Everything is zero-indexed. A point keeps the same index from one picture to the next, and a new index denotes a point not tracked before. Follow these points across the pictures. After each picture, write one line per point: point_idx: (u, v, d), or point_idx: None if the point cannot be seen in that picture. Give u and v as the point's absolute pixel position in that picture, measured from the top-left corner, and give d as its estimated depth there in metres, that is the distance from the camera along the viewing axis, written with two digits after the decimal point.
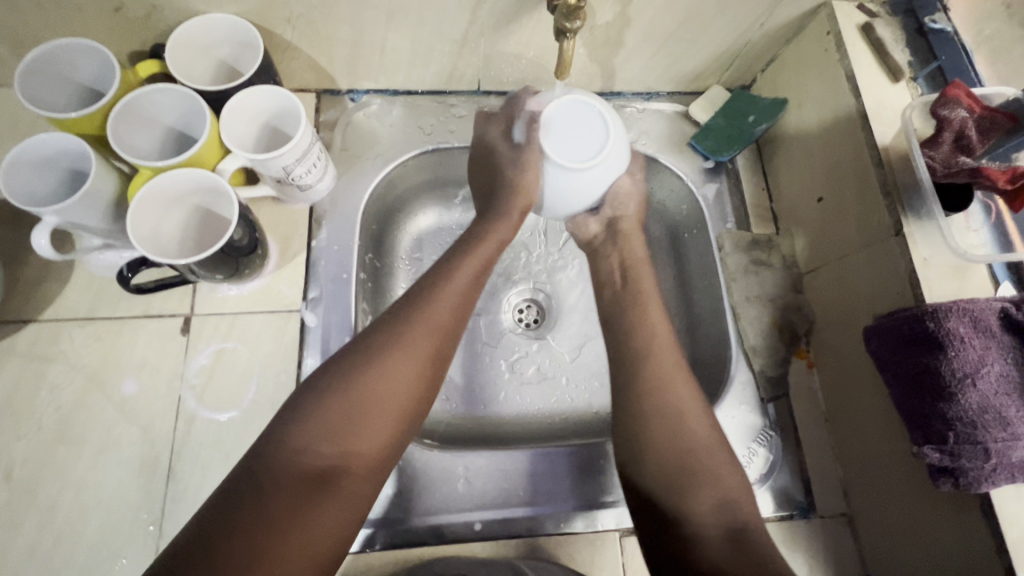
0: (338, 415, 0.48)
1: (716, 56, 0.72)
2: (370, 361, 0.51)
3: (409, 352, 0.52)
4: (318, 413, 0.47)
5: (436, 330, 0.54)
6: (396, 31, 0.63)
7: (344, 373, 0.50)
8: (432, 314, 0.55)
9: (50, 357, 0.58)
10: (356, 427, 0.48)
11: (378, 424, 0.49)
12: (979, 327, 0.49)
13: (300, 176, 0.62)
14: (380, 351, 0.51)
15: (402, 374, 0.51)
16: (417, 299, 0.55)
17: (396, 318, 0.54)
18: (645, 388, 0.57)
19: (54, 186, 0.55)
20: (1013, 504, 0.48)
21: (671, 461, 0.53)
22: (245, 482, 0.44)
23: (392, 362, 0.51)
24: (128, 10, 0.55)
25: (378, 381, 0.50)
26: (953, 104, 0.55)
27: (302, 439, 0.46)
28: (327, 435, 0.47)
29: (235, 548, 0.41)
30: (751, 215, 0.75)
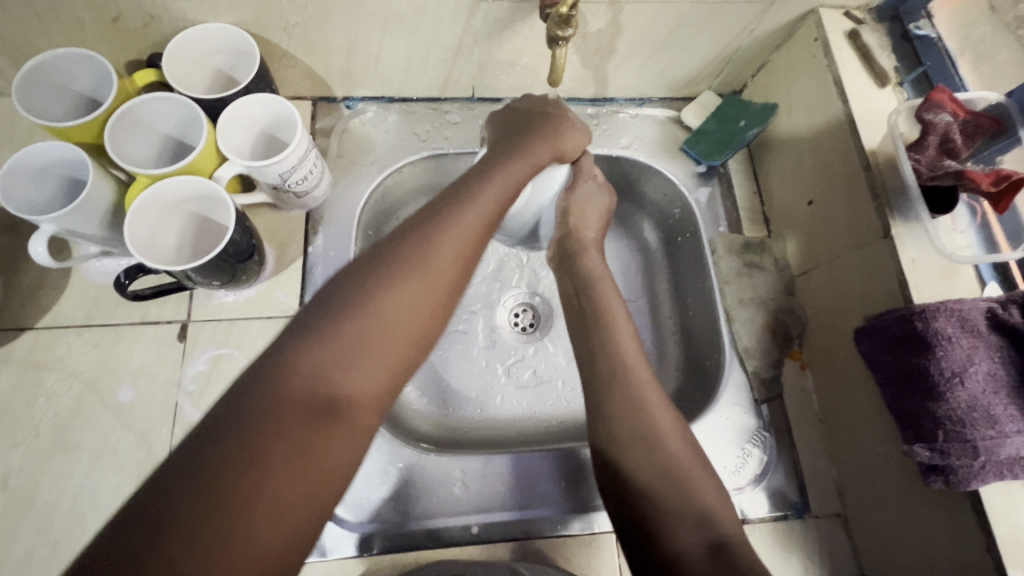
0: (350, 342, 0.43)
1: (707, 62, 0.73)
2: (385, 286, 0.45)
3: (427, 281, 0.47)
4: (330, 338, 0.42)
5: (455, 262, 0.49)
6: (391, 39, 0.64)
7: (357, 299, 0.44)
8: (450, 241, 0.49)
9: (47, 365, 0.59)
10: (370, 354, 0.43)
11: (392, 352, 0.44)
12: (966, 327, 0.50)
13: (297, 183, 0.62)
14: (396, 275, 0.46)
15: (418, 302, 0.46)
16: (436, 221, 0.50)
17: (412, 241, 0.48)
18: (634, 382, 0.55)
19: (51, 194, 0.56)
20: (1002, 501, 0.49)
21: (649, 463, 0.51)
22: (249, 406, 0.38)
23: (410, 290, 0.46)
24: (125, 20, 0.56)
25: (382, 305, 0.44)
26: (938, 108, 0.56)
27: (312, 364, 0.41)
28: (327, 364, 0.41)
29: (242, 477, 0.35)
30: (743, 218, 0.76)
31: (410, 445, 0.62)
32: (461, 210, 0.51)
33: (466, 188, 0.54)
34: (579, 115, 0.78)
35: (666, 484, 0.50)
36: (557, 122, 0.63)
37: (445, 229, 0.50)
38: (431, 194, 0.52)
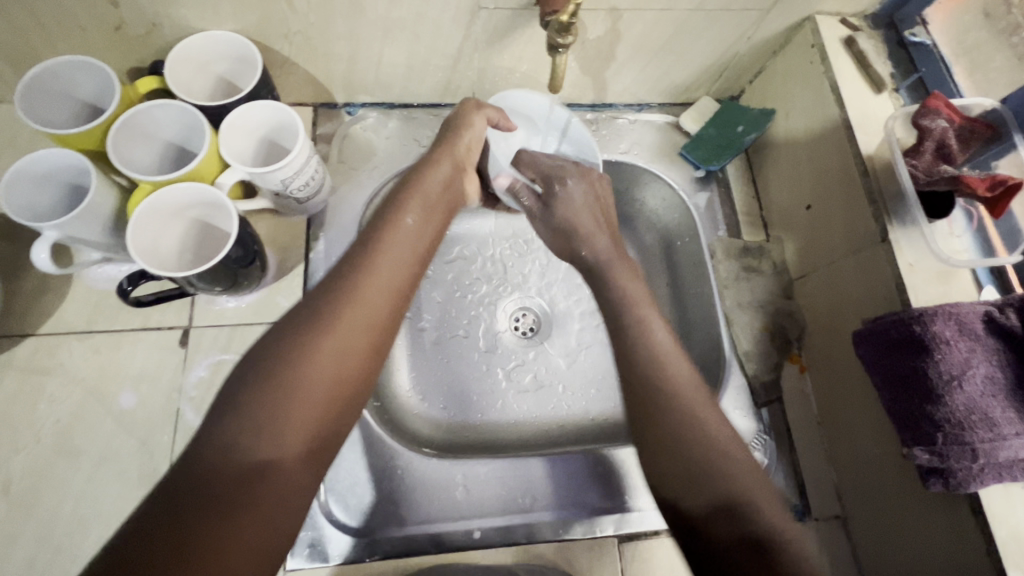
0: (269, 402, 0.40)
1: (705, 68, 0.74)
2: (302, 339, 0.43)
3: (349, 325, 0.45)
4: (246, 402, 0.40)
5: (377, 301, 0.47)
6: (391, 46, 0.64)
7: (274, 357, 0.42)
8: (371, 284, 0.48)
9: (49, 371, 0.59)
10: (292, 412, 0.41)
11: (317, 405, 0.42)
12: (964, 330, 0.51)
13: (298, 189, 0.62)
14: (315, 325, 0.44)
15: (344, 349, 0.44)
16: (358, 264, 0.48)
17: (334, 289, 0.46)
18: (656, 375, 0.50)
19: (53, 201, 0.56)
20: (1000, 503, 0.49)
21: (677, 453, 0.47)
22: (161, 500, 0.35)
23: (332, 338, 0.44)
24: (127, 28, 0.56)
25: (313, 361, 0.43)
26: (933, 115, 0.57)
27: (228, 434, 0.38)
28: (263, 428, 0.39)
29: (156, 574, 0.32)
30: (742, 223, 0.76)
31: (411, 449, 0.62)
32: (383, 252, 0.50)
33: (385, 226, 0.52)
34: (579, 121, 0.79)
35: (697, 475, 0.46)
36: (457, 120, 0.63)
37: (364, 269, 0.48)
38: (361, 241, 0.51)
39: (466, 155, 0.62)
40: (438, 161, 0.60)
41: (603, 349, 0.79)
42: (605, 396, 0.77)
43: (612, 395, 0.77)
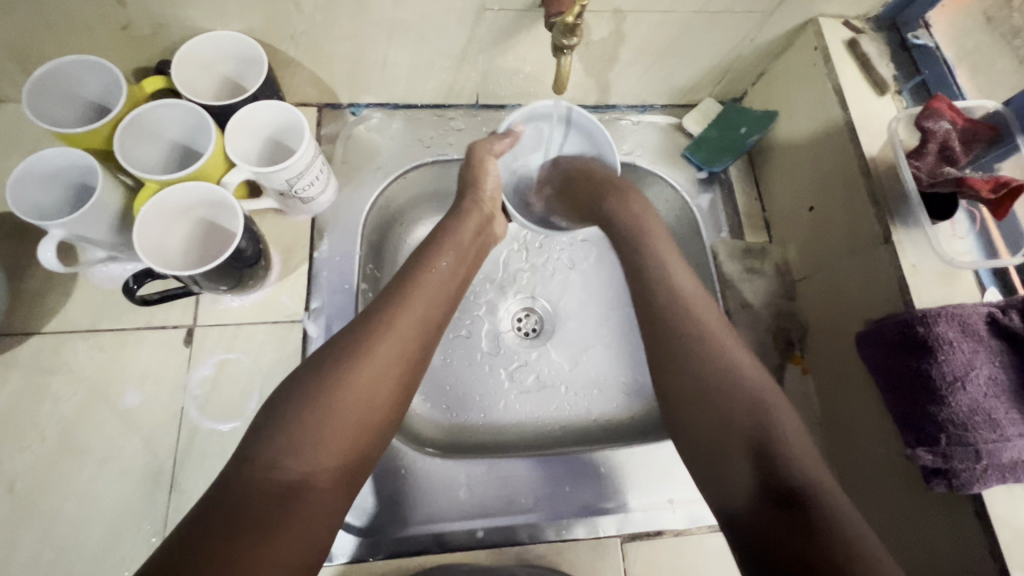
0: (309, 427, 0.45)
1: (708, 70, 0.74)
2: (339, 370, 0.48)
3: (382, 359, 0.50)
4: (288, 425, 0.45)
5: (408, 337, 0.52)
6: (396, 47, 0.64)
7: (315, 386, 0.47)
8: (402, 322, 0.53)
9: (54, 370, 0.59)
10: (327, 436, 0.46)
11: (350, 431, 0.47)
12: (967, 332, 0.51)
13: (303, 188, 0.63)
14: (351, 358, 0.49)
15: (376, 380, 0.49)
16: (392, 303, 0.53)
17: (368, 324, 0.51)
18: (696, 356, 0.53)
19: (59, 199, 0.56)
20: (1004, 504, 0.49)
21: (712, 419, 0.50)
22: (217, 503, 0.42)
23: (365, 370, 0.49)
24: (133, 28, 0.57)
25: (351, 389, 0.48)
26: (937, 116, 0.57)
27: (274, 453, 0.44)
28: (303, 448, 0.45)
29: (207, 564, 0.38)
30: (744, 224, 0.77)
31: (414, 449, 0.62)
32: (413, 292, 0.55)
33: (419, 269, 0.57)
34: None
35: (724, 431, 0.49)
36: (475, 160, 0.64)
37: (398, 308, 0.53)
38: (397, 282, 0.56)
39: (491, 204, 0.66)
40: (466, 213, 0.64)
41: (605, 349, 0.79)
42: (607, 396, 0.77)
43: (614, 395, 0.77)
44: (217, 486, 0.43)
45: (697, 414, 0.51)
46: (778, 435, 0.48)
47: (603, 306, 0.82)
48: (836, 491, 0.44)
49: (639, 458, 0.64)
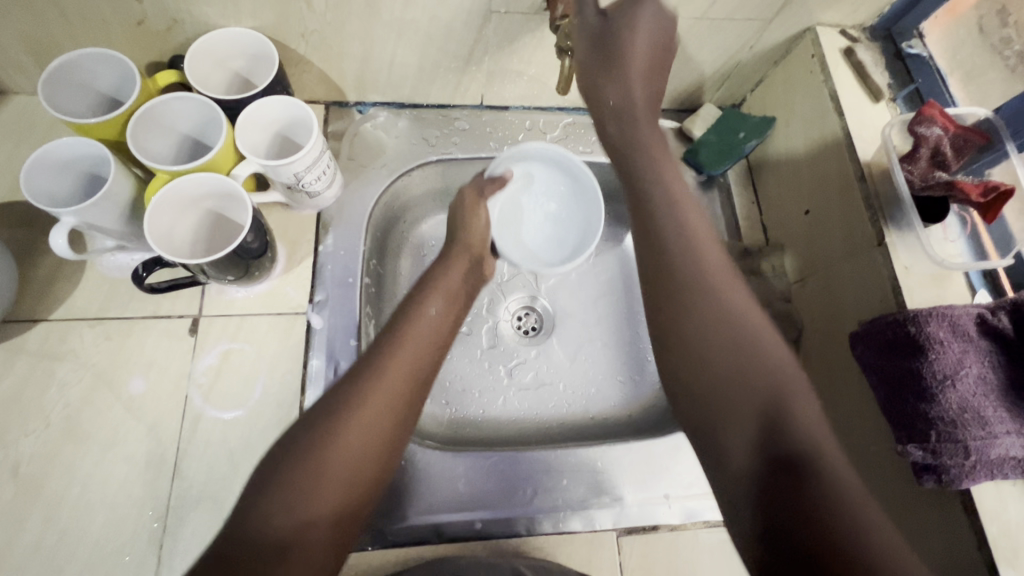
0: (297, 486, 0.44)
1: (708, 75, 0.76)
2: (327, 429, 0.47)
3: (373, 414, 0.48)
4: (279, 487, 0.44)
5: (398, 392, 0.51)
6: (404, 47, 0.66)
7: (308, 437, 0.46)
8: (393, 375, 0.51)
9: (60, 357, 0.59)
10: (318, 497, 0.44)
11: (340, 490, 0.46)
12: (957, 332, 0.52)
13: (309, 182, 0.64)
14: (340, 415, 0.48)
15: (367, 437, 0.48)
16: (382, 354, 0.52)
17: (362, 372, 0.51)
18: (698, 303, 0.49)
19: (72, 188, 0.57)
20: (993, 499, 0.51)
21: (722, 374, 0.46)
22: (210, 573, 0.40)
23: (353, 427, 0.47)
24: (148, 23, 0.58)
25: (344, 437, 0.47)
26: (929, 122, 0.58)
27: (264, 516, 0.43)
28: (293, 503, 0.43)
29: None
30: (742, 227, 0.78)
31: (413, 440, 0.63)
32: (405, 341, 0.54)
33: (413, 305, 0.58)
34: (583, 125, 0.81)
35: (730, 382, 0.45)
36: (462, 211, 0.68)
37: (388, 358, 0.52)
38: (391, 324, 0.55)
39: (481, 244, 0.67)
40: (455, 256, 0.65)
41: (603, 347, 0.81)
42: (605, 394, 0.78)
43: (611, 394, 0.78)
44: (219, 545, 0.42)
45: (711, 376, 0.46)
46: (798, 399, 0.44)
47: (601, 305, 0.83)
48: (835, 456, 0.41)
49: (636, 452, 0.65)
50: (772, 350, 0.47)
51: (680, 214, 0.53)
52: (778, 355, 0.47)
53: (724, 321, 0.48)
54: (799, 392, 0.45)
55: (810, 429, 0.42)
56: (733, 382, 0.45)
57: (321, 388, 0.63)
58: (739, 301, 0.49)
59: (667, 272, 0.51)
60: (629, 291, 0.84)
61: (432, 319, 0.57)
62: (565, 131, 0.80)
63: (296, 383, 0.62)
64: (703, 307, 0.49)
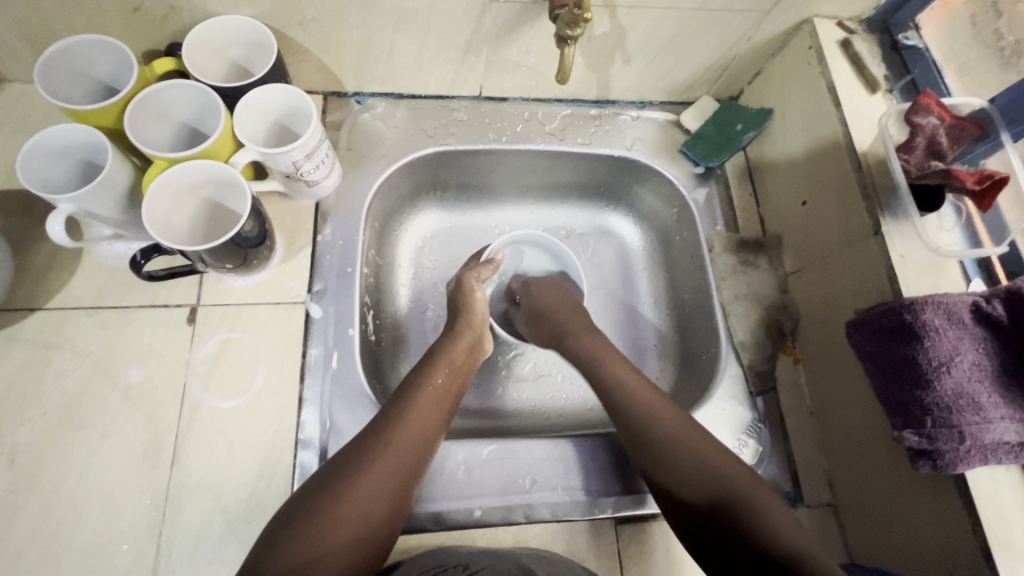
0: (304, 538, 0.46)
1: (706, 67, 0.76)
2: (338, 488, 0.50)
3: (381, 477, 0.51)
4: (290, 537, 0.46)
5: (404, 458, 0.53)
6: (403, 36, 0.66)
7: (340, 469, 0.51)
8: (402, 440, 0.54)
9: (57, 345, 0.59)
10: (321, 546, 0.47)
11: (341, 546, 0.48)
12: (953, 319, 0.53)
13: (309, 171, 0.64)
14: (349, 479, 0.50)
15: (374, 496, 0.50)
16: (390, 423, 0.55)
17: (390, 411, 0.56)
18: (671, 443, 0.55)
19: (68, 174, 0.57)
20: (986, 484, 0.51)
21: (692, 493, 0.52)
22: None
23: (360, 490, 0.50)
24: (145, 9, 0.58)
25: (373, 468, 0.51)
26: (926, 112, 0.59)
27: (274, 564, 0.45)
28: (320, 525, 0.47)
29: None
30: (740, 219, 0.78)
31: None
32: (413, 410, 0.56)
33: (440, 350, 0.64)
34: (582, 116, 0.81)
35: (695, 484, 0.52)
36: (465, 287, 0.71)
37: (398, 425, 0.54)
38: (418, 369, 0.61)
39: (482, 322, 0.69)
40: (460, 332, 0.67)
41: None
42: None
43: None
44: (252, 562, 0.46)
45: (680, 439, 0.56)
46: (765, 498, 0.51)
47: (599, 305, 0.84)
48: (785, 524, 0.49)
49: None
50: (727, 462, 0.54)
51: (640, 395, 0.60)
52: (729, 462, 0.54)
53: (682, 435, 0.56)
54: (764, 494, 0.51)
55: (785, 530, 0.48)
56: (703, 480, 0.52)
57: (320, 377, 0.63)
58: (703, 435, 0.56)
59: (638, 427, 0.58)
60: (626, 282, 0.86)
61: (452, 362, 0.63)
62: (563, 122, 0.80)
63: (295, 373, 0.62)
64: (681, 448, 0.55)
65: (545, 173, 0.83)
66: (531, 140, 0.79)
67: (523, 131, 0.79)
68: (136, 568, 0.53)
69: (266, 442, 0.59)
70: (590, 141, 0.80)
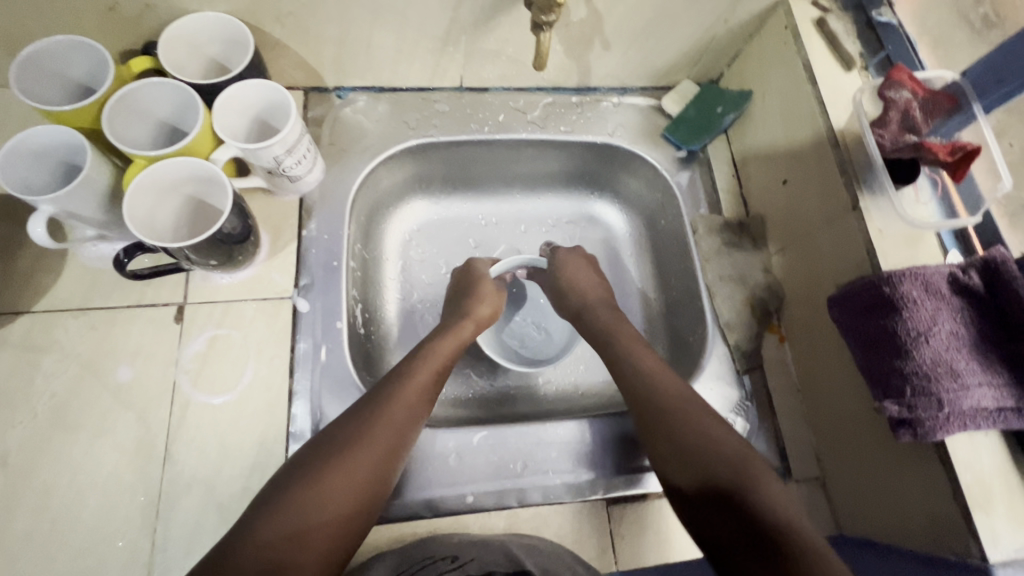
0: (298, 505, 0.47)
1: (685, 51, 0.77)
2: (335, 457, 0.50)
3: (376, 450, 0.52)
4: (286, 504, 0.47)
5: (397, 429, 0.54)
6: (380, 28, 0.66)
7: (338, 444, 0.52)
8: (393, 415, 0.55)
9: (44, 348, 0.59)
10: (316, 516, 0.47)
11: (336, 518, 0.48)
12: (930, 290, 0.53)
13: (290, 167, 0.64)
14: (343, 451, 0.51)
15: (368, 467, 0.51)
16: (385, 398, 0.56)
17: (385, 391, 0.57)
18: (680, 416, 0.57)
19: (48, 176, 0.57)
20: (966, 450, 0.52)
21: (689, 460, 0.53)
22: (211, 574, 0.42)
23: (354, 463, 0.51)
24: (120, 9, 0.58)
25: (371, 441, 0.53)
26: (898, 86, 0.60)
27: (268, 528, 0.45)
28: (316, 493, 0.48)
29: None
30: (723, 202, 0.79)
31: None
32: (405, 386, 0.58)
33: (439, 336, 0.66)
34: (564, 104, 0.81)
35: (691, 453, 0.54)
36: (468, 289, 0.73)
37: (390, 404, 0.56)
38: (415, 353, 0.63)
39: (490, 315, 0.72)
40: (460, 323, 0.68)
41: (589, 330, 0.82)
42: (593, 370, 0.80)
43: (600, 370, 0.80)
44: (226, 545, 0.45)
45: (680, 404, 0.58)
46: (763, 474, 0.51)
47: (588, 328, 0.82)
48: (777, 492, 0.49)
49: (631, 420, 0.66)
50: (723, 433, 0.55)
51: (654, 372, 0.61)
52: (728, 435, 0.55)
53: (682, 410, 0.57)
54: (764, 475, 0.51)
55: (777, 506, 0.48)
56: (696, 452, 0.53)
57: (310, 371, 0.63)
58: (710, 416, 0.57)
59: (646, 400, 0.59)
60: (614, 268, 0.87)
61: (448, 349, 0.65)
62: (546, 110, 0.81)
63: (284, 367, 0.62)
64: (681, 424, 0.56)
65: (528, 162, 0.84)
66: (514, 130, 0.79)
67: (506, 121, 0.79)
68: (133, 562, 0.54)
69: (257, 436, 0.59)
70: (573, 128, 0.80)
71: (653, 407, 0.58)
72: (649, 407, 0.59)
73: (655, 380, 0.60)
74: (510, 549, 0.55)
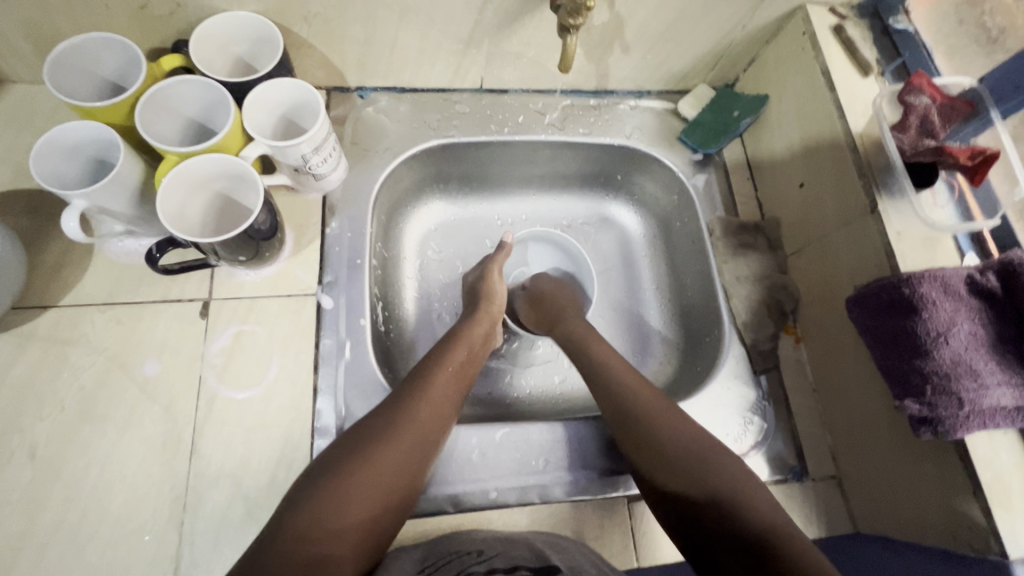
0: (333, 502, 0.47)
1: (703, 56, 0.78)
2: (362, 453, 0.51)
3: (407, 447, 0.53)
4: (322, 497, 0.47)
5: (427, 428, 0.55)
6: (406, 30, 0.67)
7: (365, 438, 0.52)
8: (423, 411, 0.56)
9: (72, 341, 0.60)
10: (351, 512, 0.48)
11: (364, 513, 0.48)
12: (950, 292, 0.54)
13: (317, 165, 0.65)
14: (374, 443, 0.52)
15: (394, 464, 0.52)
16: (415, 391, 0.57)
17: (412, 388, 0.57)
18: (665, 424, 0.57)
19: (79, 171, 0.57)
20: (985, 448, 0.53)
21: (671, 463, 0.54)
22: (246, 571, 0.43)
23: (385, 455, 0.51)
24: (152, 8, 0.58)
25: (398, 436, 0.53)
26: (917, 92, 0.62)
27: (308, 521, 0.46)
28: (340, 492, 0.48)
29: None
30: (738, 204, 0.80)
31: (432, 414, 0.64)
32: (431, 384, 0.58)
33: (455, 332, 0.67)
34: (582, 106, 0.82)
35: (667, 455, 0.54)
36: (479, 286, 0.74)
37: (417, 399, 0.56)
38: (439, 349, 0.64)
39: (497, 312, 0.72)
40: (475, 317, 0.69)
41: (631, 330, 0.84)
42: None
43: None
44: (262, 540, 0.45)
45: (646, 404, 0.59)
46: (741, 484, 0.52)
47: (632, 329, 0.84)
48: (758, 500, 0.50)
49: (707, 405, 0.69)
50: (700, 437, 0.56)
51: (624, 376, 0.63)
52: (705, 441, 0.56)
53: (663, 414, 0.58)
54: (753, 489, 0.51)
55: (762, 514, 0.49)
56: (675, 453, 0.54)
57: (335, 367, 0.64)
58: (686, 421, 0.58)
59: (632, 405, 0.59)
60: (628, 267, 0.88)
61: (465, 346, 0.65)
62: (564, 112, 0.82)
63: (309, 362, 0.63)
64: (670, 427, 0.56)
65: (544, 164, 0.85)
66: (533, 131, 0.80)
67: (525, 122, 0.80)
68: (160, 557, 0.54)
69: (283, 430, 0.60)
70: (591, 130, 0.81)
71: (632, 409, 0.59)
72: (631, 409, 0.59)
73: (635, 390, 0.60)
74: (535, 547, 0.56)
